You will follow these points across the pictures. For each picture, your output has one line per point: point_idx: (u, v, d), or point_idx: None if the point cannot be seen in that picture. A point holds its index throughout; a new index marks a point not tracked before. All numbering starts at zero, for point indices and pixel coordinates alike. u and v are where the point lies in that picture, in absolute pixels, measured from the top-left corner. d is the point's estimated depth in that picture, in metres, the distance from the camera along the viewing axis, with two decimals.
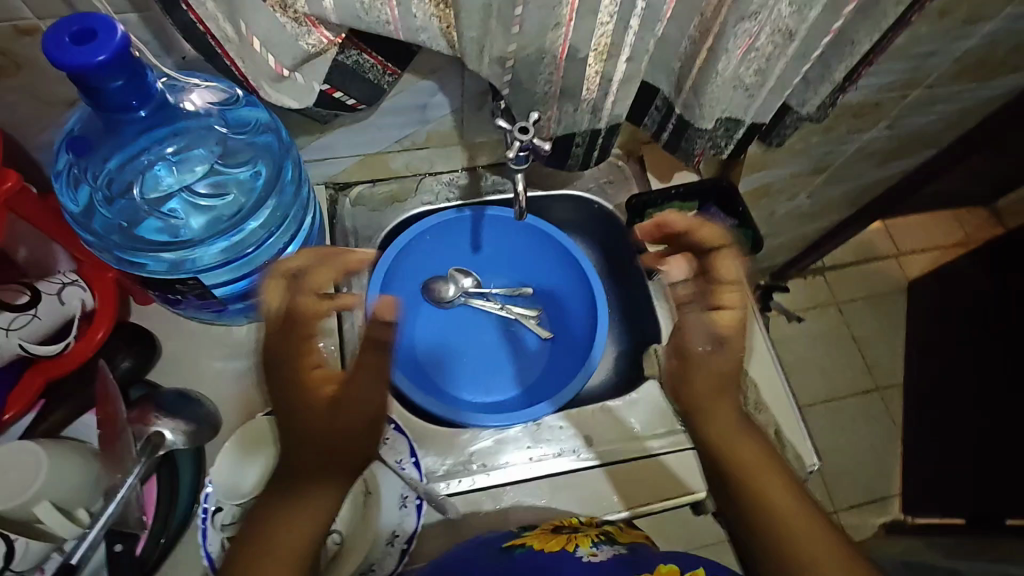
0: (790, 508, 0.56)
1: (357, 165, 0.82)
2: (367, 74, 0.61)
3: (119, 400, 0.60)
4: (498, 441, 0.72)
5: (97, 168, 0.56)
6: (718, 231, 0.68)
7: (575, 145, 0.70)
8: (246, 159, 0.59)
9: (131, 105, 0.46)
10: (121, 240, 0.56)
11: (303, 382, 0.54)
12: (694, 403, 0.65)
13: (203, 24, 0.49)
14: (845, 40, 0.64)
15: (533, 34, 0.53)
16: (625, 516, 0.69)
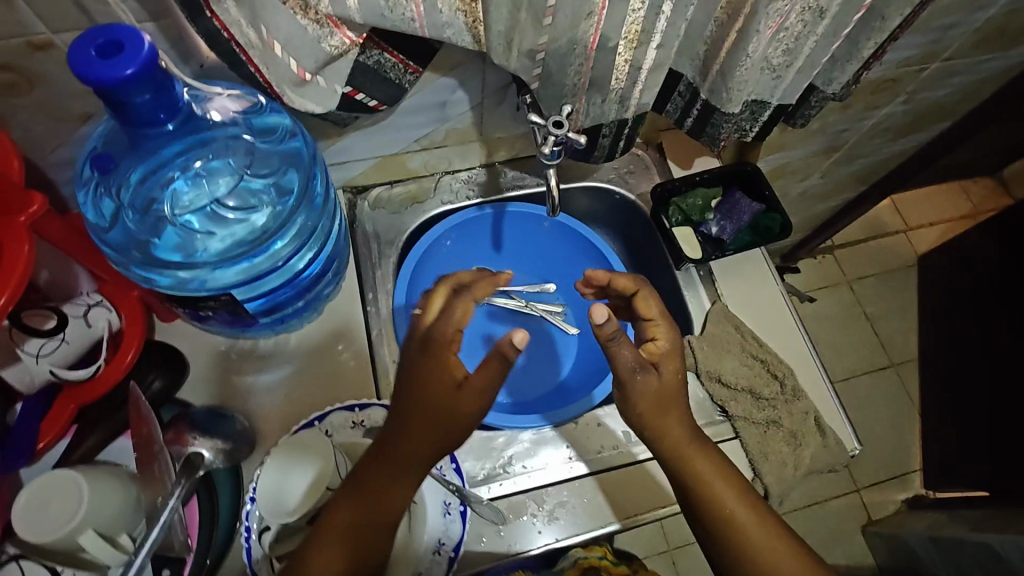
0: (743, 510, 0.57)
1: (374, 167, 0.79)
2: (389, 73, 0.59)
3: (154, 421, 0.58)
4: (536, 441, 0.72)
5: (120, 184, 0.54)
6: (631, 277, 0.65)
7: (602, 136, 0.68)
8: (273, 172, 0.58)
9: (159, 119, 0.45)
10: (148, 259, 0.55)
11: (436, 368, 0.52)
12: (667, 430, 0.59)
13: (228, 31, 0.48)
14: (875, 16, 0.62)
15: (566, 25, 0.51)
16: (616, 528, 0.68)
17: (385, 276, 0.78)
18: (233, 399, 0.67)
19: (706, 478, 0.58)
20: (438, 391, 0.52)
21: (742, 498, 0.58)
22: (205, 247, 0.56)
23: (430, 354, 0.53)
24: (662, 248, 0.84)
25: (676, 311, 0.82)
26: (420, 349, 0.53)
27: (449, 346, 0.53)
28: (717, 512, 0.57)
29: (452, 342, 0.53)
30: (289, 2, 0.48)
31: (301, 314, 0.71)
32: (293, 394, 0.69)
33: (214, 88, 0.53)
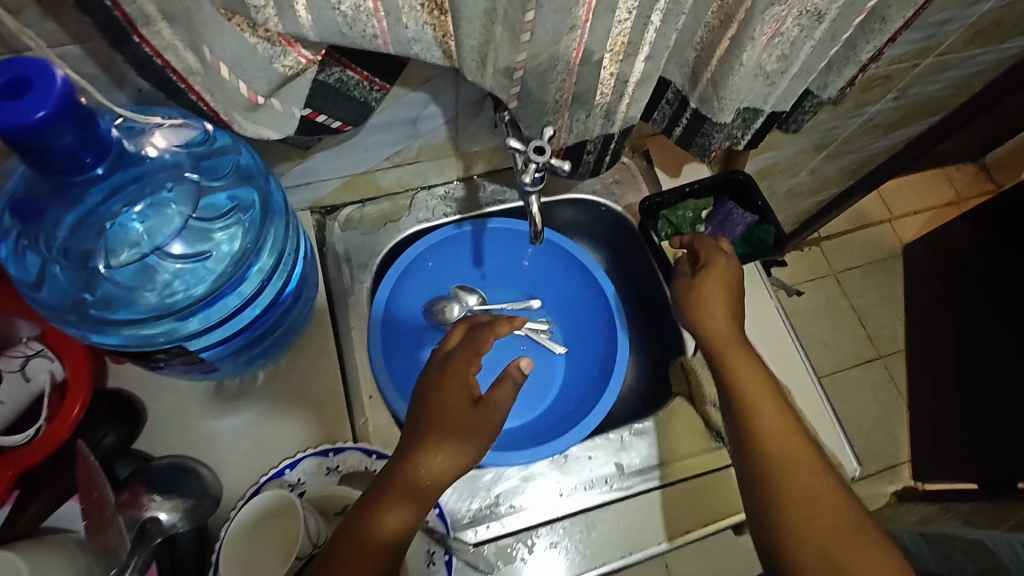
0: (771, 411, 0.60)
1: (342, 187, 0.74)
2: (352, 91, 0.54)
3: (105, 483, 0.53)
4: (524, 477, 0.68)
5: (46, 237, 0.47)
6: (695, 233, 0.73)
7: (586, 151, 0.64)
8: (226, 210, 0.53)
9: (86, 164, 0.39)
10: (82, 320, 0.49)
11: (453, 378, 0.56)
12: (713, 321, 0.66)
13: (161, 57, 0.42)
14: (875, 19, 0.58)
15: (547, 41, 0.46)
16: (665, 548, 0.65)
17: (358, 301, 0.73)
18: (197, 447, 0.62)
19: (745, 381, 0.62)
20: (453, 405, 0.55)
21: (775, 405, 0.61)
22: (151, 300, 0.50)
23: (449, 372, 0.56)
24: (651, 264, 0.80)
25: (667, 327, 0.79)
26: (440, 368, 0.57)
27: (468, 364, 0.57)
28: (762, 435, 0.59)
29: (471, 360, 0.57)
30: (235, 19, 0.43)
31: (270, 351, 0.65)
32: (262, 440, 0.63)
33: (152, 119, 0.47)
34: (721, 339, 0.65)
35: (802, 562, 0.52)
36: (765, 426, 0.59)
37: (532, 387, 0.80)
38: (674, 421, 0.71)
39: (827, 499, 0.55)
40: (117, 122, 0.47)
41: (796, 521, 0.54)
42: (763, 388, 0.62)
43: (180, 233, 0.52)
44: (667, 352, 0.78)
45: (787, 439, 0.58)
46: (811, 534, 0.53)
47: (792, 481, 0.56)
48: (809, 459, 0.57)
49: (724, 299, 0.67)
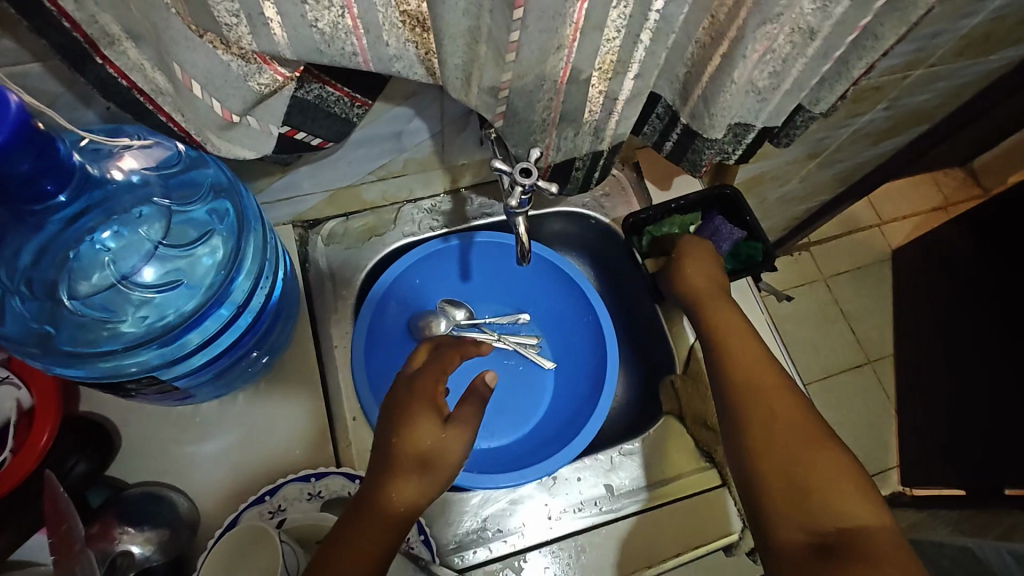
0: (751, 358, 0.61)
1: (325, 202, 0.72)
2: (333, 108, 0.52)
3: (75, 516, 0.51)
4: (512, 500, 0.66)
5: (7, 267, 0.46)
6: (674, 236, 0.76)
7: (575, 169, 0.63)
8: (199, 235, 0.52)
9: (46, 190, 0.38)
10: (43, 353, 0.47)
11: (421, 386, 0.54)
12: (694, 283, 0.69)
13: (126, 78, 0.40)
14: (868, 35, 0.57)
15: (532, 61, 0.44)
16: None
17: (341, 318, 0.71)
18: (173, 474, 0.60)
19: (722, 330, 0.65)
20: (421, 410, 0.52)
21: (759, 350, 0.62)
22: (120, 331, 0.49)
23: (415, 394, 0.54)
24: (642, 280, 0.79)
25: (657, 344, 0.77)
26: (404, 389, 0.55)
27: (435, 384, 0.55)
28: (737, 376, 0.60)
29: (437, 380, 0.55)
30: (206, 36, 0.40)
31: (248, 374, 0.63)
32: (241, 465, 0.62)
33: (121, 141, 0.47)
34: (699, 292, 0.69)
35: (766, 476, 0.53)
36: (736, 362, 0.61)
37: (521, 406, 0.79)
38: (665, 442, 0.70)
39: (793, 421, 0.55)
40: (82, 144, 0.46)
41: (767, 452, 0.54)
42: (746, 340, 0.63)
43: (149, 260, 0.51)
44: (658, 369, 0.77)
45: (760, 371, 0.60)
46: (775, 450, 0.54)
47: (760, 406, 0.57)
48: (779, 385, 0.59)
49: (700, 266, 0.71)
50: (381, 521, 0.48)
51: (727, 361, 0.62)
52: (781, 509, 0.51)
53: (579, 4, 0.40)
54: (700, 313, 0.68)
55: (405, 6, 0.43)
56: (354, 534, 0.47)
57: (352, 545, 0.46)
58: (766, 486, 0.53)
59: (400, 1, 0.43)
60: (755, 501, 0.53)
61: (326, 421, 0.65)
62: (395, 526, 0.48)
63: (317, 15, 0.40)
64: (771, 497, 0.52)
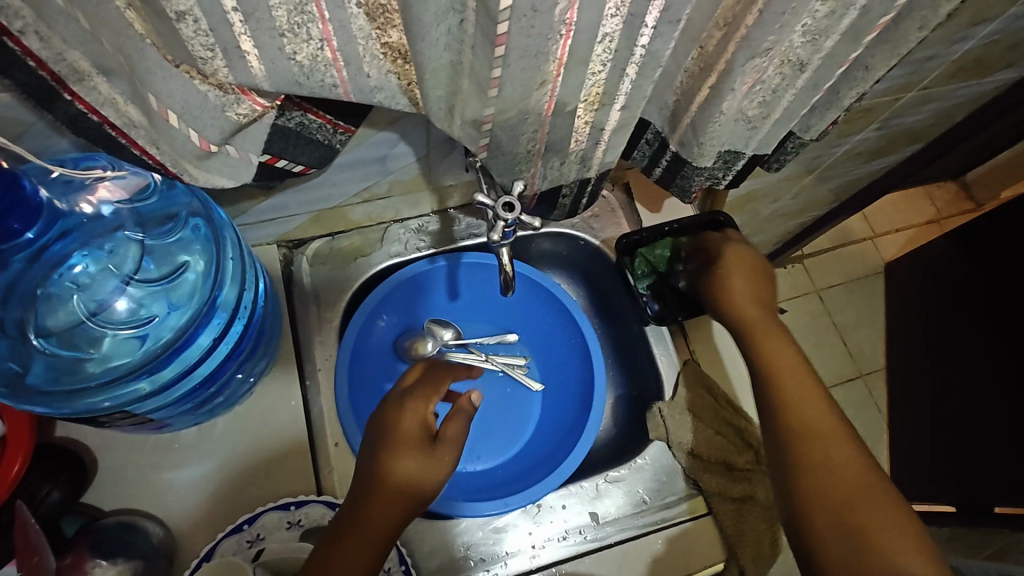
0: (800, 388, 0.58)
1: (311, 221, 0.71)
2: (315, 134, 0.51)
3: (47, 547, 0.50)
4: (496, 528, 0.65)
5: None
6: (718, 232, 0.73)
7: (562, 196, 0.62)
8: (172, 268, 0.52)
9: (13, 229, 0.37)
10: (9, 392, 0.46)
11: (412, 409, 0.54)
12: (731, 291, 0.67)
13: (97, 114, 0.39)
14: (858, 66, 0.56)
15: (515, 97, 0.44)
16: None
17: (324, 339, 0.70)
18: (150, 501, 0.59)
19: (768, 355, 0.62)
20: (411, 435, 0.53)
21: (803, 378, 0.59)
22: (95, 366, 0.49)
23: (399, 416, 0.54)
24: (633, 306, 0.78)
25: (645, 367, 0.77)
26: (394, 406, 0.55)
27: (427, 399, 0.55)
28: (780, 406, 0.58)
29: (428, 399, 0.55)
30: (183, 67, 0.39)
31: (229, 400, 0.62)
32: (220, 493, 0.61)
33: (93, 172, 0.46)
34: (749, 323, 0.66)
35: (817, 519, 0.50)
36: (793, 398, 0.57)
37: (508, 428, 0.78)
38: (652, 468, 0.70)
39: (849, 465, 0.52)
40: (53, 176, 0.46)
41: (817, 491, 0.51)
42: (793, 366, 0.61)
43: (123, 294, 0.51)
44: (645, 393, 0.76)
45: (815, 411, 0.56)
46: (828, 495, 0.51)
47: (816, 448, 0.53)
48: (834, 430, 0.55)
49: (751, 293, 0.68)
50: (365, 535, 0.49)
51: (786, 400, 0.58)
52: (835, 551, 0.49)
53: (561, 41, 0.39)
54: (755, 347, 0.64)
55: (385, 38, 0.42)
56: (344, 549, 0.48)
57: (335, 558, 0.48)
58: (818, 531, 0.50)
59: (381, 33, 0.42)
60: (805, 547, 0.51)
61: (308, 445, 0.64)
62: (380, 544, 0.49)
63: (295, 48, 0.40)
64: (821, 543, 0.49)
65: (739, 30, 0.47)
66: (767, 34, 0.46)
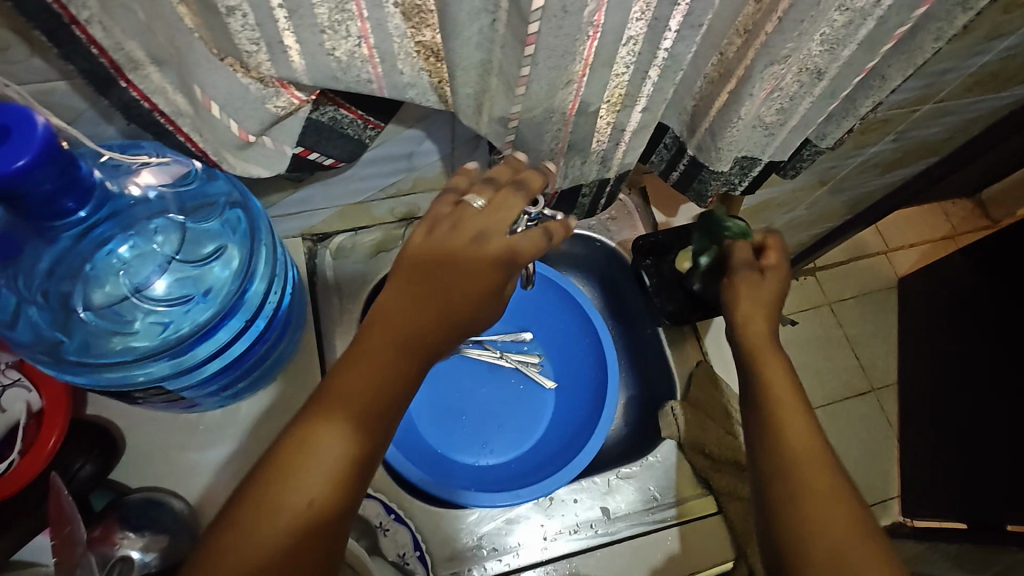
0: (790, 412, 0.53)
1: (336, 215, 0.73)
2: (347, 129, 0.53)
3: (78, 518, 0.52)
4: (509, 519, 0.67)
5: (26, 277, 0.48)
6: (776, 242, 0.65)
7: (582, 195, 0.64)
8: (211, 251, 0.54)
9: (68, 208, 0.40)
10: (53, 360, 0.49)
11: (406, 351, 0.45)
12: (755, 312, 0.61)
13: (149, 101, 0.42)
14: (875, 76, 0.57)
15: (542, 95, 0.46)
16: None
17: (346, 330, 0.72)
18: (174, 480, 0.61)
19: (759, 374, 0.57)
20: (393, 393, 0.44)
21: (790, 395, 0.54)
22: (130, 342, 0.51)
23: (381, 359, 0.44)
24: (646, 306, 0.79)
25: (658, 368, 0.78)
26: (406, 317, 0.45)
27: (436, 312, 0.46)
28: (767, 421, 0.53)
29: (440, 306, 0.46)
30: (228, 60, 0.41)
31: (253, 385, 0.64)
32: (242, 474, 0.63)
33: (140, 158, 0.48)
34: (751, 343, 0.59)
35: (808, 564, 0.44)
36: (782, 418, 0.52)
37: (521, 423, 0.79)
38: (664, 465, 0.70)
39: (825, 499, 0.47)
40: (102, 160, 0.48)
41: (807, 524, 0.46)
42: (785, 385, 0.55)
43: (161, 275, 0.53)
44: (658, 393, 0.78)
45: (797, 436, 0.51)
46: (823, 535, 0.45)
47: (797, 481, 0.48)
48: (816, 453, 0.50)
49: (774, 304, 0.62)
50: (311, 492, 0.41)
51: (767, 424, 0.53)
52: None
53: (588, 42, 0.41)
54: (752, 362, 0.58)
55: (420, 37, 0.44)
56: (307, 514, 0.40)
57: (280, 516, 0.39)
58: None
59: (416, 33, 0.44)
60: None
61: None
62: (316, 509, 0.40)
63: (335, 44, 0.42)
64: None
65: (759, 37, 0.48)
66: (787, 42, 0.47)
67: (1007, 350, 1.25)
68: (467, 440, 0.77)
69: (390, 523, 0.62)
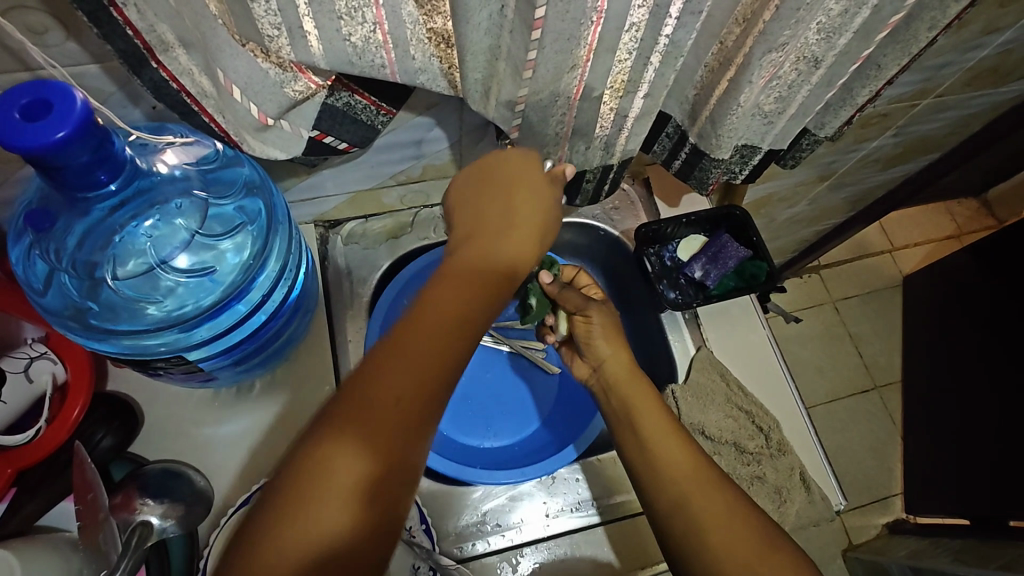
0: (652, 420, 0.61)
1: (346, 202, 0.76)
2: (360, 115, 0.55)
3: (100, 485, 0.54)
4: (512, 497, 0.69)
5: (57, 247, 0.51)
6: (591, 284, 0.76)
7: (585, 181, 0.66)
8: (229, 230, 0.57)
9: (100, 180, 0.42)
10: (82, 327, 0.53)
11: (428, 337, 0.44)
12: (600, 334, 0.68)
13: (176, 82, 0.44)
14: (872, 65, 0.59)
15: (548, 78, 0.48)
16: None
17: (356, 314, 0.74)
18: (189, 454, 0.64)
19: (624, 397, 0.64)
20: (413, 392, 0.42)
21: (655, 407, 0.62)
22: (151, 312, 0.54)
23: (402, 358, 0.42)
24: (647, 294, 0.81)
25: (659, 354, 0.80)
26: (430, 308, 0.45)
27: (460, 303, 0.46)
28: (639, 440, 0.60)
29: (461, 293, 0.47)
30: (248, 45, 0.44)
31: (265, 362, 0.67)
32: (255, 449, 0.65)
33: (165, 139, 0.52)
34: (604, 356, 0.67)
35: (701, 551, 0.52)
36: (648, 431, 0.60)
37: (524, 407, 0.81)
38: None
39: (698, 487, 0.55)
40: (131, 139, 0.51)
41: (697, 521, 0.53)
42: (649, 397, 0.63)
43: (182, 251, 0.55)
44: (660, 378, 0.79)
45: (661, 438, 0.59)
46: (708, 527, 0.53)
47: (675, 486, 0.56)
48: (682, 453, 0.58)
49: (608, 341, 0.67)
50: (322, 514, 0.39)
51: (655, 468, 0.58)
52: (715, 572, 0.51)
53: (592, 27, 0.43)
54: (624, 407, 0.63)
55: (431, 23, 0.46)
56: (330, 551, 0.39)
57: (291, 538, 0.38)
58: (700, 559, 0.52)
59: (428, 19, 0.46)
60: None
61: None
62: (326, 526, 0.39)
63: (351, 29, 0.44)
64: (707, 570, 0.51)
65: (757, 25, 0.50)
66: (784, 29, 0.49)
67: (1005, 344, 1.26)
68: (471, 423, 0.78)
69: None
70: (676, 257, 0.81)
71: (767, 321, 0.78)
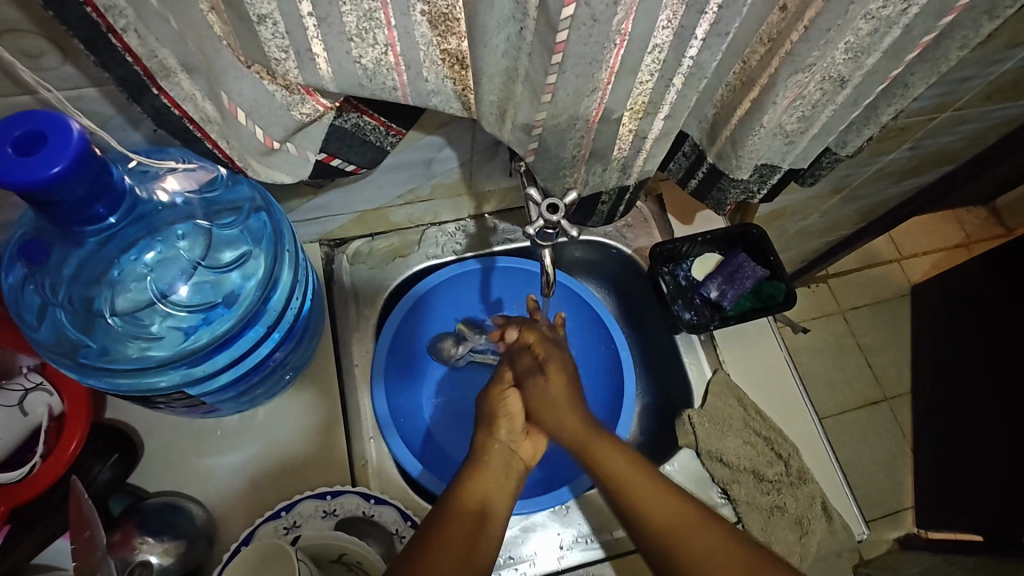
0: (614, 459, 0.55)
1: (354, 221, 0.73)
2: (368, 136, 0.53)
3: (98, 523, 0.51)
4: (524, 528, 0.66)
5: (53, 281, 0.50)
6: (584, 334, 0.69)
7: (600, 202, 0.64)
8: (236, 256, 0.55)
9: (98, 213, 0.40)
10: (76, 366, 0.51)
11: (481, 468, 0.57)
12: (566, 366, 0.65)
13: (179, 108, 0.42)
14: (899, 84, 0.57)
15: (567, 102, 0.46)
16: None
17: (362, 336, 0.72)
18: (192, 485, 0.62)
19: (578, 436, 0.58)
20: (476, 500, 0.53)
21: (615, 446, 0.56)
22: (154, 351, 0.51)
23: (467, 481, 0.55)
24: (661, 315, 0.79)
25: (674, 376, 0.77)
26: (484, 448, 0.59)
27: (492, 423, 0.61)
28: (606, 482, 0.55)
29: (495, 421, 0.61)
30: (254, 67, 0.42)
31: (271, 390, 0.64)
32: (257, 478, 0.63)
33: (166, 164, 0.50)
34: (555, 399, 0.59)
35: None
36: (614, 472, 0.55)
37: None
38: (682, 474, 0.70)
39: (676, 520, 0.51)
40: (130, 166, 0.50)
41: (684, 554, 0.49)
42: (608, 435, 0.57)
43: (185, 284, 0.53)
44: (674, 400, 0.77)
45: (628, 474, 0.54)
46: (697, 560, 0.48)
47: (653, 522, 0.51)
48: (655, 486, 0.53)
49: (569, 400, 0.59)
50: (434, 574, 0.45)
51: (626, 508, 0.53)
52: None
53: (615, 50, 0.41)
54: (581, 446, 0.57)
55: (445, 45, 0.44)
56: (462, 513, 0.51)
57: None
58: None
59: (441, 40, 0.44)
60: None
61: (343, 434, 0.66)
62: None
63: (361, 51, 0.41)
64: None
65: (784, 46, 0.48)
66: (812, 51, 0.47)
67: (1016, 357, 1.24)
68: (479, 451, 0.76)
69: (407, 530, 0.59)
70: (691, 276, 0.79)
71: (786, 343, 0.76)
